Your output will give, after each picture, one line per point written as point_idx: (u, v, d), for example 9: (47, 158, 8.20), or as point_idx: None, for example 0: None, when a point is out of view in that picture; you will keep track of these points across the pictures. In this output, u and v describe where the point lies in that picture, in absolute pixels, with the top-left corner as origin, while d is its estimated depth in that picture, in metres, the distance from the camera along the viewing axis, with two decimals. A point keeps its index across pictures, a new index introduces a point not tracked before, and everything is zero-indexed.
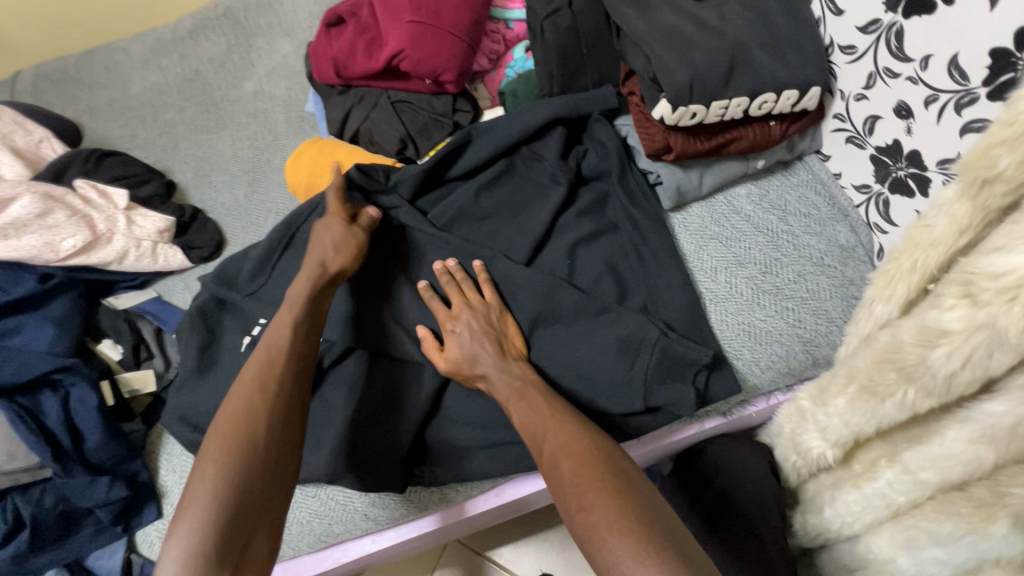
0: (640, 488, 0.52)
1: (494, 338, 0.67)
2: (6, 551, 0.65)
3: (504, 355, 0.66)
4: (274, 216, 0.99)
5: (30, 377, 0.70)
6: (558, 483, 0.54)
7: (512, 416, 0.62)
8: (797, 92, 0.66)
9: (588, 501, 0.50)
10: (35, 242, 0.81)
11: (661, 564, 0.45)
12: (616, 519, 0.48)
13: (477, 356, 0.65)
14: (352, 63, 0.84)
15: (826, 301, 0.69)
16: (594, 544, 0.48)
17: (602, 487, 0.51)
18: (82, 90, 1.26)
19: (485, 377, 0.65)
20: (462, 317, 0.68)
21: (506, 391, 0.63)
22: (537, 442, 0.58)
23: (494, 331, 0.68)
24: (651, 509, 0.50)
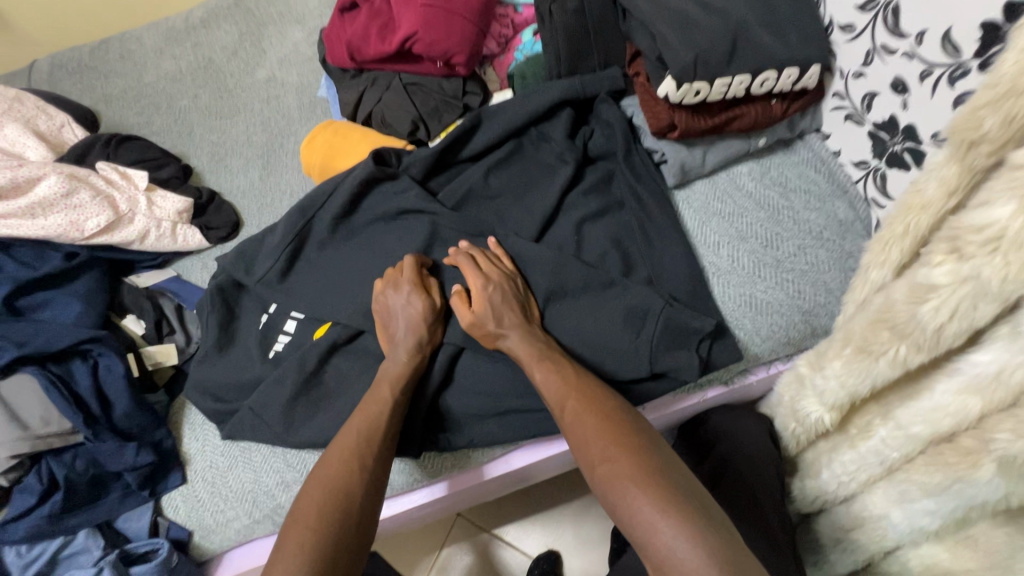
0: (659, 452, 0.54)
1: (519, 304, 0.70)
2: (42, 510, 0.68)
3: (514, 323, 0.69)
4: (288, 199, 1.02)
5: (61, 348, 0.73)
6: (582, 445, 0.56)
7: (534, 378, 0.64)
8: (798, 71, 0.68)
9: (610, 458, 0.53)
10: (61, 222, 0.84)
11: (680, 524, 0.46)
12: (641, 482, 0.50)
13: (503, 316, 0.68)
14: (366, 47, 0.87)
15: (825, 273, 0.72)
16: (620, 504, 0.50)
17: (623, 451, 0.53)
18: (97, 78, 1.29)
19: (506, 338, 0.67)
20: (494, 276, 0.70)
21: (520, 358, 0.66)
22: (559, 407, 0.61)
23: (517, 297, 0.70)
24: (671, 472, 0.51)
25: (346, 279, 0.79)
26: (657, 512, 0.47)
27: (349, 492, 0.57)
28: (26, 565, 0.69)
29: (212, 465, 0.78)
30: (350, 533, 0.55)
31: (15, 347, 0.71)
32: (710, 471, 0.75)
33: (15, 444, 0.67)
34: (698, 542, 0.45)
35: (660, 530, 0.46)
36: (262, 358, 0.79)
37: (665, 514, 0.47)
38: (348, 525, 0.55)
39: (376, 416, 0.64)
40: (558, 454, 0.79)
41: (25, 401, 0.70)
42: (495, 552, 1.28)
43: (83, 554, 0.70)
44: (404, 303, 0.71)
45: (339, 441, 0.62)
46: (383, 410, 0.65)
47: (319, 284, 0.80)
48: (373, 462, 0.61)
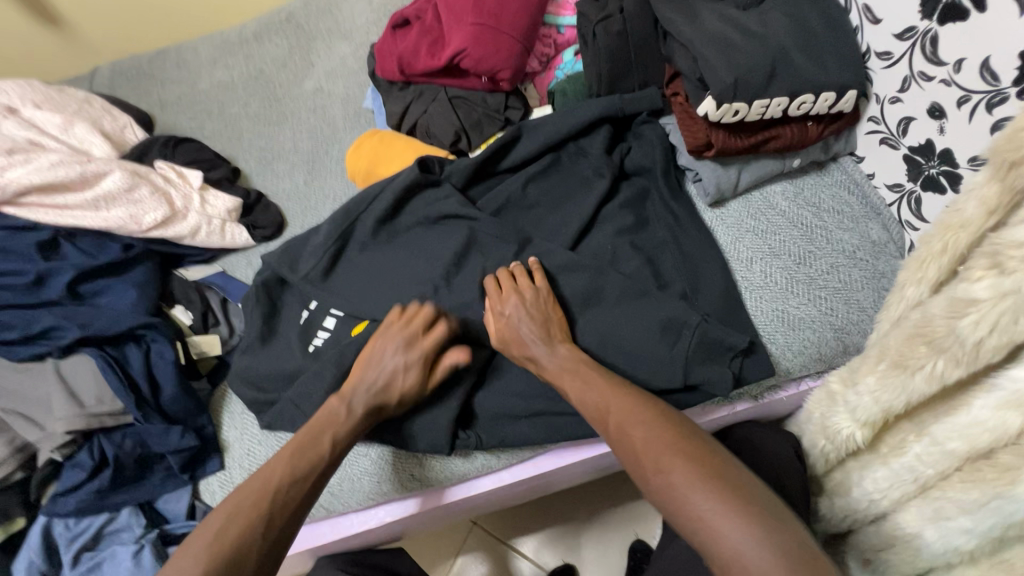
0: (726, 454, 0.54)
1: (543, 323, 0.70)
2: (92, 485, 0.72)
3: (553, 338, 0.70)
4: (330, 202, 1.06)
5: (118, 331, 0.77)
6: (627, 447, 0.57)
7: (570, 395, 0.66)
8: (835, 94, 0.70)
9: (667, 465, 0.53)
10: (122, 215, 0.90)
11: (745, 515, 0.48)
12: (668, 447, 0.54)
13: (523, 336, 0.70)
14: (416, 61, 0.92)
15: (857, 292, 0.73)
16: (675, 503, 0.51)
17: (671, 445, 0.54)
18: (155, 85, 1.37)
19: (535, 359, 0.69)
20: (510, 299, 0.72)
21: (557, 369, 0.67)
22: (600, 414, 0.62)
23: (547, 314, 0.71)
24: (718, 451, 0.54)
25: (386, 279, 0.81)
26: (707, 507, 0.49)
27: (271, 506, 0.58)
28: (72, 539, 0.72)
29: (250, 453, 0.80)
30: (255, 545, 0.55)
31: (78, 328, 0.76)
32: None
33: (72, 420, 0.71)
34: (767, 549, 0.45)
35: (722, 535, 0.47)
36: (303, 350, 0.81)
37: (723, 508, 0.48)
38: (256, 539, 0.56)
39: (307, 467, 0.62)
40: (586, 460, 0.80)
41: (82, 380, 0.74)
42: (510, 564, 1.28)
43: (125, 531, 0.74)
44: (396, 356, 0.70)
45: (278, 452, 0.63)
46: (316, 466, 0.63)
47: (359, 283, 0.82)
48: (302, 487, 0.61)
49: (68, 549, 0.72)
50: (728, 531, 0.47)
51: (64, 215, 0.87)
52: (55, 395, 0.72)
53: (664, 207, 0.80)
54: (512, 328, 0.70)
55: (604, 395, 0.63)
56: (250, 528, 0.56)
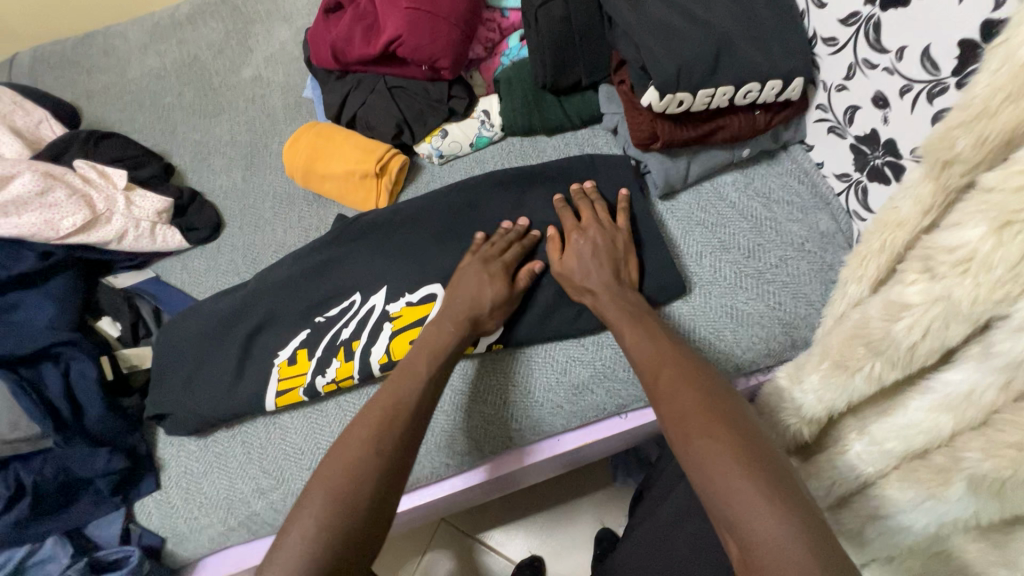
0: (735, 438, 0.47)
1: (614, 261, 0.70)
2: (8, 517, 0.67)
3: (620, 281, 0.69)
4: (270, 199, 0.98)
5: (33, 349, 0.73)
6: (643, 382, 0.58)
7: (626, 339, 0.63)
8: (780, 83, 0.68)
9: (698, 428, 0.49)
10: (35, 221, 0.83)
11: (767, 497, 0.42)
12: (724, 442, 0.47)
13: (592, 270, 0.69)
14: (350, 49, 0.85)
15: (805, 285, 0.71)
16: (699, 465, 0.47)
17: (705, 411, 0.50)
18: (80, 74, 1.27)
19: (592, 293, 0.68)
20: (590, 231, 0.72)
21: (613, 310, 0.66)
22: (651, 363, 0.58)
23: (616, 253, 0.71)
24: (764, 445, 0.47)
25: (325, 297, 0.78)
26: (753, 496, 0.42)
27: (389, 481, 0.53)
28: None
29: (187, 471, 0.77)
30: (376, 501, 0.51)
31: None
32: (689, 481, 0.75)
33: None
34: (791, 536, 0.40)
35: (743, 507, 0.42)
36: (230, 306, 0.81)
37: (762, 507, 0.42)
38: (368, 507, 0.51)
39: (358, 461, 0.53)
40: (538, 464, 0.76)
41: None
42: (478, 558, 1.28)
43: (53, 562, 0.69)
44: (476, 278, 0.70)
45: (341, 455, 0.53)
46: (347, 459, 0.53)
47: (294, 309, 0.78)
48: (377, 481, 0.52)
49: None
50: (746, 510, 0.42)
51: None
52: None
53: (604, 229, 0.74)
54: (578, 260, 0.70)
55: (639, 351, 0.60)
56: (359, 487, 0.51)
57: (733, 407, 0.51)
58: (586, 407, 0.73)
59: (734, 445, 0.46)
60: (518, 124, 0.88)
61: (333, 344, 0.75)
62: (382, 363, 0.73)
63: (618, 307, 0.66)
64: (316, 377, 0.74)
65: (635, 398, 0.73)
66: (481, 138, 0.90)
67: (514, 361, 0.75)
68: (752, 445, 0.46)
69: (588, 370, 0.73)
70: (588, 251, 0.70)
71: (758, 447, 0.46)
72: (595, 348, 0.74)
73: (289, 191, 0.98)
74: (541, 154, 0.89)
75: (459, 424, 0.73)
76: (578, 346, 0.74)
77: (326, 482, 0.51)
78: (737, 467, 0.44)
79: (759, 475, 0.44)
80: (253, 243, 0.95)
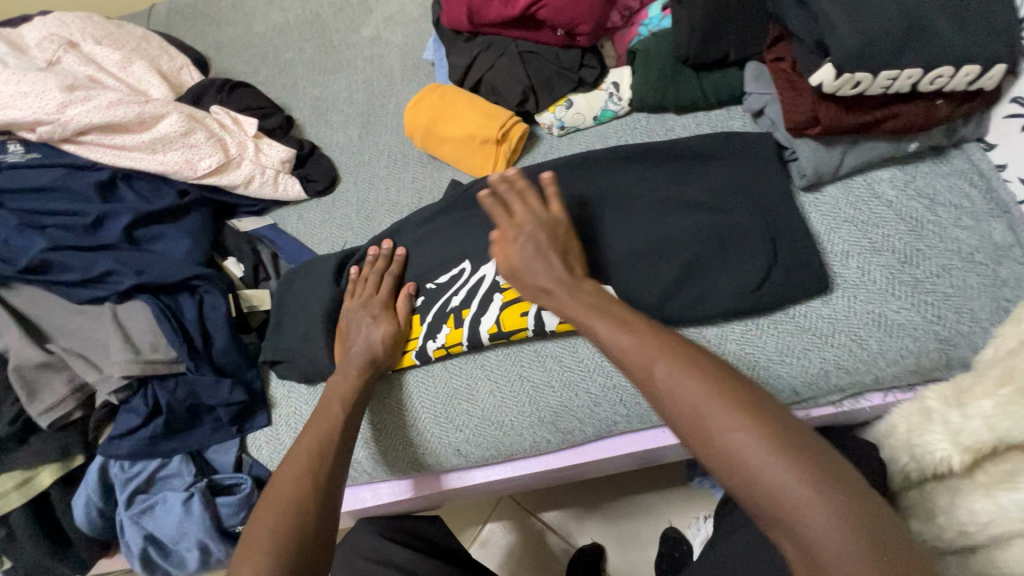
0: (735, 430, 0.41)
1: (559, 249, 0.62)
2: (145, 431, 0.73)
3: (571, 273, 0.61)
4: (385, 158, 1.00)
5: (173, 280, 0.77)
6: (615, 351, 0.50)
7: (588, 315, 0.55)
8: (979, 69, 0.60)
9: (710, 413, 0.42)
10: (178, 159, 0.88)
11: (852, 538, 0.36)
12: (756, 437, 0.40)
13: (536, 263, 0.62)
14: (487, 10, 0.84)
15: (971, 300, 0.64)
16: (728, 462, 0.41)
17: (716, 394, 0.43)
18: (211, 25, 1.33)
19: (545, 291, 0.60)
20: (525, 226, 0.64)
21: (571, 301, 0.57)
22: (625, 331, 0.51)
23: (562, 243, 0.63)
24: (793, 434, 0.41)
25: (442, 261, 0.77)
26: (835, 532, 0.36)
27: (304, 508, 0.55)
28: (127, 480, 0.74)
29: (296, 412, 0.78)
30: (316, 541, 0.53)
31: (135, 275, 0.76)
32: None
33: (128, 365, 0.71)
34: None
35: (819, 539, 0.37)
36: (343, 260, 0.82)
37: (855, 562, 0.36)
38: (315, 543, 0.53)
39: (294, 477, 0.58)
40: (637, 453, 0.74)
41: (139, 325, 0.74)
42: (539, 536, 1.28)
43: (176, 478, 0.75)
44: (366, 318, 0.73)
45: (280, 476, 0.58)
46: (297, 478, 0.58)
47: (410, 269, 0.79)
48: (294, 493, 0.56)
49: (123, 489, 0.73)
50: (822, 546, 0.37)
51: (123, 156, 0.86)
52: (112, 339, 0.72)
53: (744, 220, 0.69)
54: (520, 257, 0.63)
55: (614, 316, 0.53)
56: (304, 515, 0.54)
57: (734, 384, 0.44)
58: None
59: (762, 435, 0.40)
60: (649, 98, 0.83)
61: (444, 312, 0.74)
62: (491, 333, 0.72)
63: (584, 283, 0.59)
64: (427, 342, 0.74)
65: None
66: (606, 111, 0.86)
67: None
68: (778, 442, 0.40)
69: None
70: (543, 241, 0.62)
71: (838, 476, 0.38)
72: (718, 342, 0.69)
73: (403, 152, 0.99)
74: (669, 132, 0.84)
75: (565, 402, 0.72)
76: (699, 338, 0.70)
77: (287, 503, 0.55)
78: (826, 502, 0.37)
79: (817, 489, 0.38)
80: (366, 200, 0.96)
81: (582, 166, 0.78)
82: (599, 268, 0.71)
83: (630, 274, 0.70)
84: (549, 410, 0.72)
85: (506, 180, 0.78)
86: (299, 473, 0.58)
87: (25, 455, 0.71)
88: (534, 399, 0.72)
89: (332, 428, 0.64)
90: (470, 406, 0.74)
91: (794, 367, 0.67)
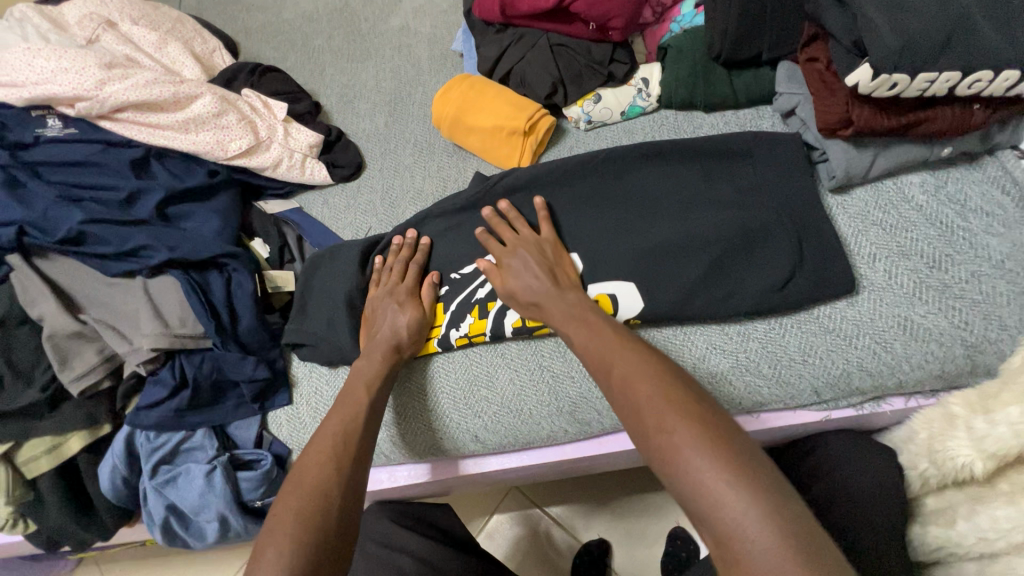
0: (681, 434, 0.46)
1: (548, 268, 0.70)
2: (172, 403, 0.74)
3: (560, 285, 0.68)
4: (411, 147, 1.00)
5: (203, 258, 0.79)
6: (605, 374, 0.57)
7: (572, 335, 0.63)
8: (1019, 74, 0.59)
9: (669, 423, 0.47)
10: (209, 140, 0.89)
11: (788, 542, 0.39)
12: (696, 449, 0.45)
13: (533, 285, 0.68)
14: (520, 2, 0.84)
15: (1001, 306, 0.63)
16: (670, 464, 0.46)
17: (670, 405, 0.49)
18: (241, 11, 1.34)
19: (539, 303, 0.67)
20: (518, 251, 0.71)
21: (565, 315, 0.65)
22: (603, 361, 0.58)
23: (550, 262, 0.71)
24: (730, 440, 0.46)
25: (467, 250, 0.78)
26: (766, 532, 0.40)
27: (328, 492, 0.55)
28: (151, 451, 0.75)
29: (317, 392, 0.80)
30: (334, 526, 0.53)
31: (167, 251, 0.77)
32: (822, 496, 0.70)
33: (157, 338, 0.72)
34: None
35: (743, 537, 0.40)
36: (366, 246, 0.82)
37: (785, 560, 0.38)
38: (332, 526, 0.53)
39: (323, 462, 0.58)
40: None
41: (168, 300, 0.76)
42: (545, 530, 1.28)
43: (199, 451, 0.76)
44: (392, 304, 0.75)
45: (307, 460, 0.59)
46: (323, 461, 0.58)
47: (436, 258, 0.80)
48: (319, 478, 0.57)
49: (147, 459, 0.75)
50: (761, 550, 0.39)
51: (156, 134, 0.87)
52: (143, 312, 0.74)
53: (771, 220, 0.69)
54: (517, 280, 0.70)
55: (604, 341, 0.59)
56: (325, 500, 0.55)
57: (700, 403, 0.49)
58: (721, 400, 0.69)
59: (700, 446, 0.45)
60: (678, 95, 0.83)
61: (469, 302, 0.76)
62: (516, 327, 0.73)
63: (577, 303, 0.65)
64: (450, 330, 0.75)
65: (777, 398, 0.68)
66: (634, 107, 0.86)
67: (649, 340, 0.72)
68: (707, 440, 0.45)
69: (730, 360, 0.69)
70: (526, 261, 0.70)
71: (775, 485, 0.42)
72: (740, 339, 0.69)
73: (429, 141, 1.00)
74: (697, 129, 0.84)
75: (585, 393, 0.72)
76: (721, 334, 0.70)
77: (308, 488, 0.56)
78: (755, 505, 0.41)
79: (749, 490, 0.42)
80: (391, 187, 0.97)
81: (608, 160, 0.77)
82: (623, 262, 0.72)
83: (655, 270, 0.70)
84: (568, 401, 0.72)
85: (535, 172, 0.79)
86: (322, 458, 0.59)
87: (55, 422, 0.73)
88: (553, 389, 0.73)
89: (356, 415, 0.64)
90: (489, 393, 0.75)
91: (816, 368, 0.67)
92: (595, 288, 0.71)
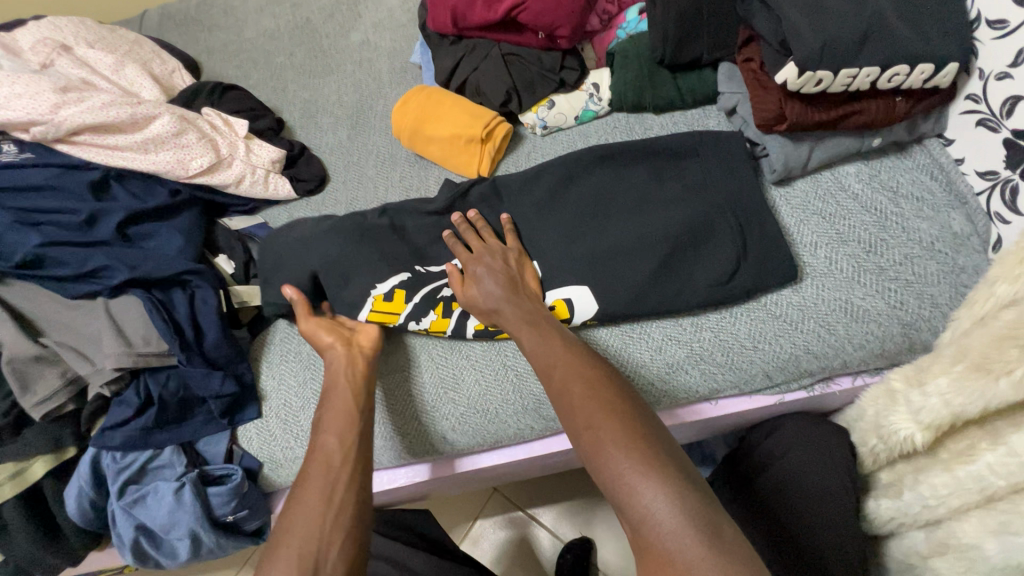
0: (612, 436, 0.51)
1: (509, 276, 0.72)
2: (138, 421, 0.74)
3: (519, 293, 0.70)
4: (374, 158, 1.02)
5: (165, 275, 0.79)
6: (548, 381, 0.60)
7: (522, 342, 0.65)
8: (933, 67, 0.63)
9: (600, 424, 0.52)
10: (169, 159, 0.89)
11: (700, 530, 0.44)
12: (622, 450, 0.50)
13: (492, 293, 0.69)
14: (470, 13, 0.87)
15: (932, 286, 0.67)
16: (599, 463, 0.51)
17: (603, 410, 0.53)
18: (202, 31, 1.35)
19: (496, 310, 0.69)
20: (482, 260, 0.73)
21: (516, 320, 0.67)
22: (547, 367, 0.61)
23: (511, 271, 0.73)
24: (655, 443, 0.51)
25: (428, 256, 0.80)
26: (682, 522, 0.44)
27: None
28: (118, 471, 0.75)
29: (287, 404, 0.81)
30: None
31: (127, 270, 0.78)
32: (778, 477, 0.73)
33: (120, 358, 0.72)
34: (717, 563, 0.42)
35: (661, 528, 0.45)
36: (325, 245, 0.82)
37: (690, 539, 0.43)
38: None
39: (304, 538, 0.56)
40: None
41: (130, 319, 0.76)
42: (529, 531, 1.29)
43: (168, 468, 0.76)
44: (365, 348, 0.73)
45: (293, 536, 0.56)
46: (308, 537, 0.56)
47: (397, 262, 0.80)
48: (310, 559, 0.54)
49: (114, 480, 0.74)
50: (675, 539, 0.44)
51: (114, 155, 0.87)
52: (105, 332, 0.74)
53: (716, 215, 0.72)
54: (478, 291, 0.71)
55: (547, 347, 0.63)
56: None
57: (630, 409, 0.54)
58: (678, 390, 0.71)
59: (626, 448, 0.50)
60: (627, 97, 0.86)
61: (433, 296, 0.77)
62: (478, 329, 0.76)
63: (531, 310, 0.68)
64: (410, 321, 0.76)
65: (731, 384, 0.71)
66: (587, 111, 0.89)
67: (608, 335, 0.74)
68: (634, 442, 0.50)
69: (685, 351, 0.71)
70: (489, 270, 0.72)
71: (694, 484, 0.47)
72: (693, 329, 0.72)
73: (391, 152, 1.02)
74: (647, 130, 0.87)
75: None
76: (676, 326, 0.73)
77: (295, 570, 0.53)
78: (668, 494, 0.46)
79: (668, 486, 0.47)
80: (355, 199, 0.99)
81: (563, 164, 0.79)
82: (579, 261, 0.74)
83: (610, 268, 0.73)
84: (532, 398, 0.74)
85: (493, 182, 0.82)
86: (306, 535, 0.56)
87: (18, 447, 0.73)
88: (518, 387, 0.75)
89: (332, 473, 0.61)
90: (456, 395, 0.76)
91: (766, 353, 0.70)
92: (553, 292, 0.73)
